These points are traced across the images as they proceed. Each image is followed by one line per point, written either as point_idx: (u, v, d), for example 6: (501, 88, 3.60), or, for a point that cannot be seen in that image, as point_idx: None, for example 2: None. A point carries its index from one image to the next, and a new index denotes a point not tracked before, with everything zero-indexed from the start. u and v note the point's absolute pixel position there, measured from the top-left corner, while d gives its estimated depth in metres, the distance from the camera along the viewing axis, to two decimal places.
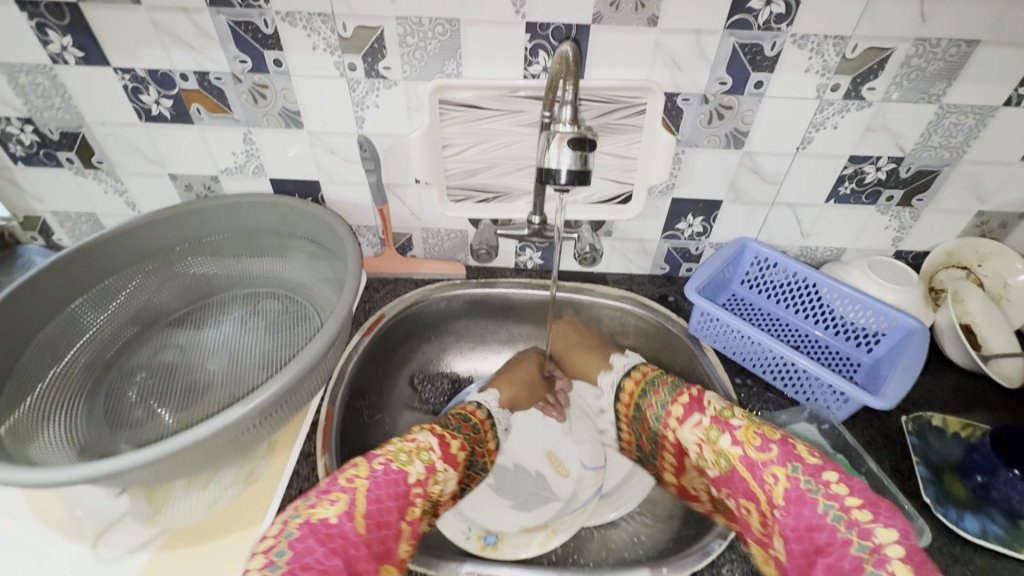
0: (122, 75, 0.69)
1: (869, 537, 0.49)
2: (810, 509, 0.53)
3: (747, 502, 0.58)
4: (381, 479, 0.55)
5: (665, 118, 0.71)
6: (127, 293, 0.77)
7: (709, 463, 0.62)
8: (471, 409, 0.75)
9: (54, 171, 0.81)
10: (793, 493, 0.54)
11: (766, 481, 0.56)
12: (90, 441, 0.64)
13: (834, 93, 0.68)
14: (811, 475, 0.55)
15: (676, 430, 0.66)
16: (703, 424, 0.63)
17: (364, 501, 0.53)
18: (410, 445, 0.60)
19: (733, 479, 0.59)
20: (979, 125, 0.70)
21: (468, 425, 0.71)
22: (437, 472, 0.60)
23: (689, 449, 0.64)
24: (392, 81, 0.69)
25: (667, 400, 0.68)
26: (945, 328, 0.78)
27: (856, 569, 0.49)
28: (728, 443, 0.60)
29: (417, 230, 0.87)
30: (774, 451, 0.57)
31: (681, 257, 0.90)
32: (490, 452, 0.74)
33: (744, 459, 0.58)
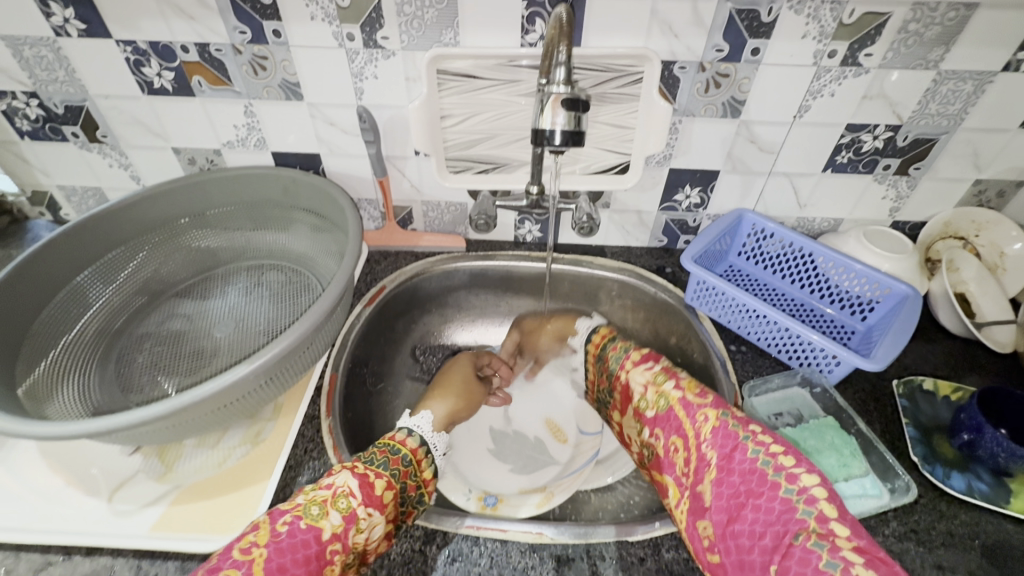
0: (124, 47, 0.70)
1: (796, 481, 0.50)
2: (740, 448, 0.54)
3: (677, 439, 0.60)
4: (285, 543, 0.48)
5: (662, 86, 0.71)
6: (135, 265, 0.79)
7: (648, 404, 0.64)
8: (399, 438, 0.62)
9: (60, 145, 0.82)
10: (723, 432, 0.56)
11: (697, 419, 0.58)
12: (103, 404, 0.66)
13: (831, 60, 0.68)
14: (741, 423, 0.57)
15: (628, 373, 0.68)
16: (653, 368, 0.66)
17: (263, 574, 0.46)
18: (324, 493, 0.53)
19: (669, 418, 0.61)
20: (977, 92, 0.70)
21: (396, 458, 0.59)
22: (358, 520, 0.52)
23: (634, 393, 0.67)
24: (391, 51, 0.69)
25: (625, 351, 0.71)
26: (939, 297, 0.79)
27: (785, 509, 0.49)
28: (671, 386, 0.63)
29: (417, 203, 0.88)
30: (710, 398, 0.60)
31: (679, 229, 0.90)
32: (428, 485, 0.61)
33: (681, 400, 0.61)
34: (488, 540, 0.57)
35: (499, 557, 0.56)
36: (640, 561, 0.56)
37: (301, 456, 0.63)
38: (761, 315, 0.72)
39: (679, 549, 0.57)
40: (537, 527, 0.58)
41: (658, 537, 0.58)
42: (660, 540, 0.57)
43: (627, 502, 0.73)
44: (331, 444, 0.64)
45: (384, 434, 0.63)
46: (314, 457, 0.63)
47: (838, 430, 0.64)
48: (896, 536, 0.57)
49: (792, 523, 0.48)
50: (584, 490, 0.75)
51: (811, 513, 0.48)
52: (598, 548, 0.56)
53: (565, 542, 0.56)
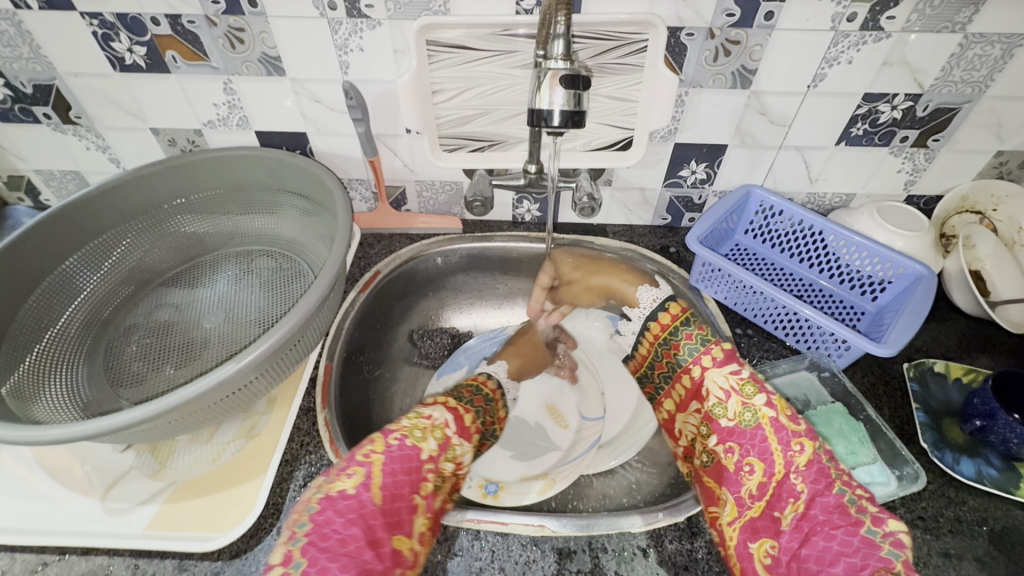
0: (90, 20, 0.65)
1: (881, 524, 0.48)
2: (831, 486, 0.51)
3: (756, 462, 0.55)
4: (395, 454, 0.53)
5: (667, 55, 0.67)
6: (120, 253, 0.76)
7: (728, 414, 0.58)
8: (482, 379, 0.75)
9: (32, 127, 0.78)
10: (819, 468, 0.52)
11: (790, 448, 0.54)
12: (92, 399, 0.65)
13: (850, 24, 0.63)
14: (832, 460, 0.54)
15: (706, 371, 0.62)
16: (740, 375, 0.59)
17: (380, 474, 0.52)
18: (425, 421, 0.58)
19: (753, 436, 0.56)
20: (1006, 57, 0.65)
21: (479, 395, 0.71)
22: (452, 447, 0.58)
23: (709, 395, 0.60)
24: (376, 21, 0.64)
25: (703, 343, 0.64)
26: (953, 275, 0.76)
27: (865, 545, 0.47)
28: (762, 401, 0.56)
29: (410, 183, 0.84)
30: (804, 426, 0.55)
31: (683, 206, 0.87)
32: (502, 422, 0.74)
33: (772, 421, 0.55)
34: (488, 534, 0.56)
35: (500, 551, 0.55)
36: (643, 553, 0.55)
37: (297, 450, 0.61)
38: (769, 297, 0.70)
39: (682, 540, 0.56)
40: (539, 519, 0.57)
41: (661, 528, 0.57)
42: (663, 531, 0.57)
43: (630, 487, 0.72)
44: (327, 436, 0.63)
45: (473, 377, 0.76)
46: (310, 451, 0.61)
47: (846, 416, 0.63)
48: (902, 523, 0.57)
49: (873, 559, 0.46)
50: (587, 475, 0.74)
51: (897, 556, 0.46)
52: (600, 540, 0.56)
53: (567, 534, 0.56)
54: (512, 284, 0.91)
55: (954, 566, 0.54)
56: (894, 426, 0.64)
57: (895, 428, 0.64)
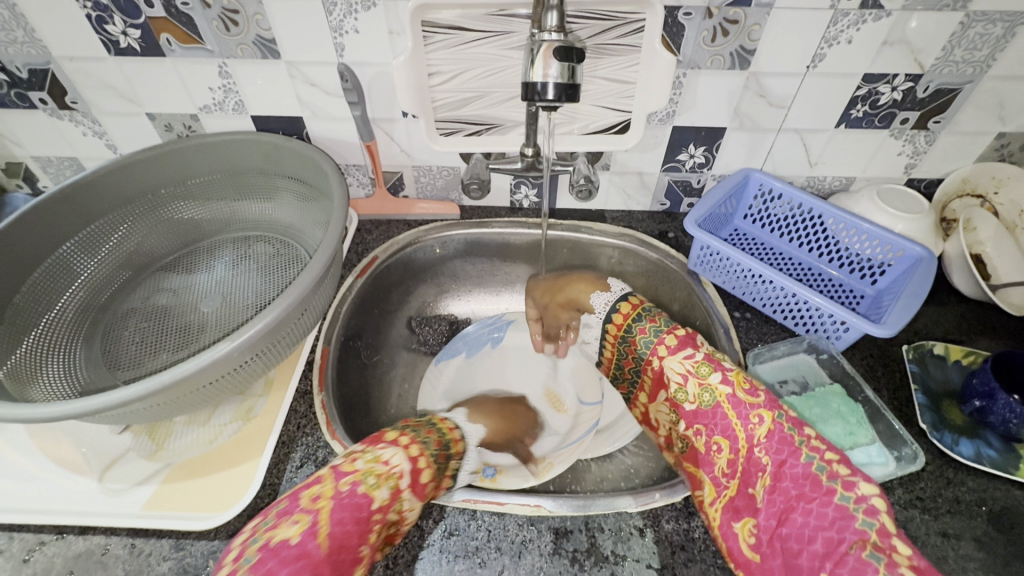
0: (83, 2, 0.65)
1: (853, 489, 0.48)
2: (796, 454, 0.51)
3: (721, 440, 0.56)
4: (345, 500, 0.50)
5: (665, 35, 0.66)
6: (117, 238, 0.76)
7: (689, 397, 0.60)
8: (445, 425, 0.65)
9: (29, 113, 0.78)
10: (780, 438, 0.52)
11: (750, 421, 0.54)
12: (90, 382, 0.65)
13: (850, 2, 0.62)
14: (797, 427, 0.53)
15: (663, 360, 0.64)
16: (695, 357, 0.61)
17: (326, 521, 0.48)
18: (382, 466, 0.53)
19: (714, 415, 0.57)
20: (1007, 36, 0.65)
21: (443, 448, 0.60)
22: (403, 499, 0.53)
23: (670, 381, 0.62)
24: (371, 2, 0.64)
25: (657, 333, 0.67)
26: (953, 258, 0.76)
27: (839, 515, 0.46)
28: (718, 379, 0.58)
29: (407, 169, 0.84)
30: (763, 397, 0.56)
31: (682, 191, 0.86)
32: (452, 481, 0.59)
33: (730, 398, 0.57)
34: (485, 514, 0.56)
35: (496, 531, 0.55)
36: (639, 531, 0.55)
37: (294, 432, 0.61)
38: (766, 279, 0.70)
39: (679, 520, 0.56)
40: (534, 500, 0.57)
41: (658, 507, 0.57)
42: (660, 511, 0.57)
43: (628, 471, 0.72)
44: (324, 418, 0.62)
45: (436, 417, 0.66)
46: (307, 433, 0.61)
47: (844, 397, 0.62)
48: (901, 503, 0.56)
49: (850, 531, 0.45)
50: (584, 460, 0.74)
51: (872, 525, 0.45)
52: (597, 520, 0.56)
53: (563, 514, 0.56)
54: (510, 271, 0.91)
55: (953, 546, 0.54)
56: (893, 407, 0.64)
57: (895, 409, 0.63)
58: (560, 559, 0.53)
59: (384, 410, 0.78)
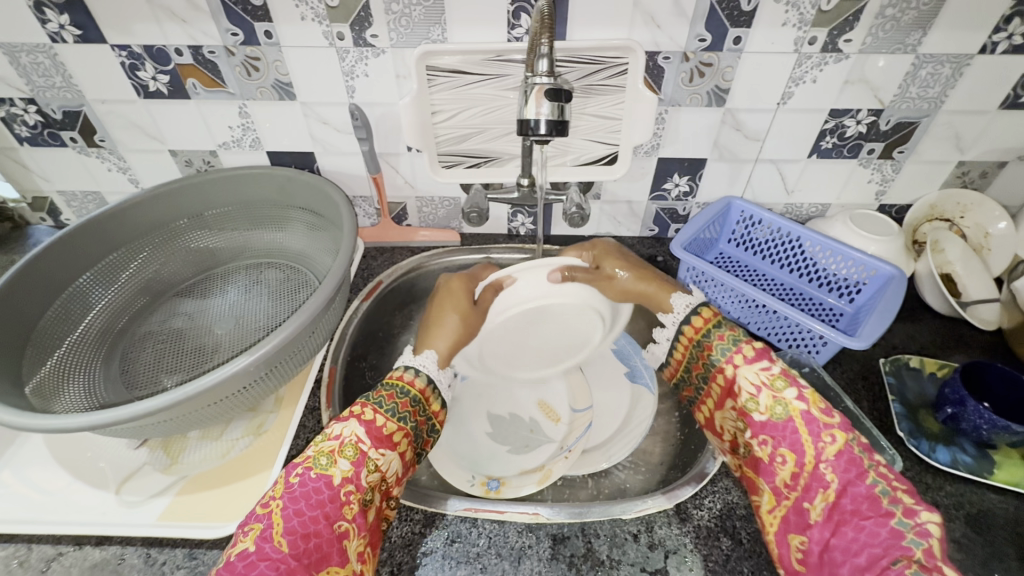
0: (119, 51, 0.71)
1: (913, 516, 0.48)
2: (863, 476, 0.51)
3: (788, 454, 0.55)
4: (297, 492, 0.51)
5: (647, 77, 0.73)
6: (136, 265, 0.81)
7: (760, 408, 0.57)
8: (398, 375, 0.64)
9: (59, 151, 0.84)
10: (848, 458, 0.52)
11: (822, 439, 0.53)
12: (109, 400, 0.68)
13: (812, 47, 0.69)
14: (867, 451, 0.53)
15: (737, 368, 0.61)
16: (771, 370, 0.59)
17: (282, 522, 0.49)
18: (332, 444, 0.54)
19: (784, 429, 0.56)
20: (956, 74, 0.71)
21: (404, 400, 0.61)
22: (368, 462, 0.54)
23: (741, 391, 0.59)
24: (380, 49, 0.71)
25: (734, 342, 0.63)
26: (923, 277, 0.81)
27: (891, 536, 0.48)
28: (792, 395, 0.56)
29: (411, 200, 0.90)
30: (837, 418, 0.55)
31: (669, 218, 0.92)
32: (439, 417, 0.65)
33: (803, 415, 0.55)
34: (485, 522, 0.59)
35: (496, 538, 0.57)
36: (633, 538, 0.57)
37: (303, 446, 0.65)
38: (749, 298, 0.74)
39: (671, 526, 0.58)
40: (533, 508, 0.59)
41: (651, 514, 0.59)
42: (653, 518, 0.59)
43: (623, 486, 0.74)
44: None
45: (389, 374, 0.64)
46: None
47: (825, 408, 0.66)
48: None
49: (895, 549, 0.47)
50: (579, 475, 0.75)
51: (919, 544, 0.46)
52: (593, 526, 0.58)
53: (560, 521, 0.58)
54: None
55: None
56: (873, 417, 0.67)
57: (874, 419, 0.67)
58: (558, 564, 0.55)
59: None
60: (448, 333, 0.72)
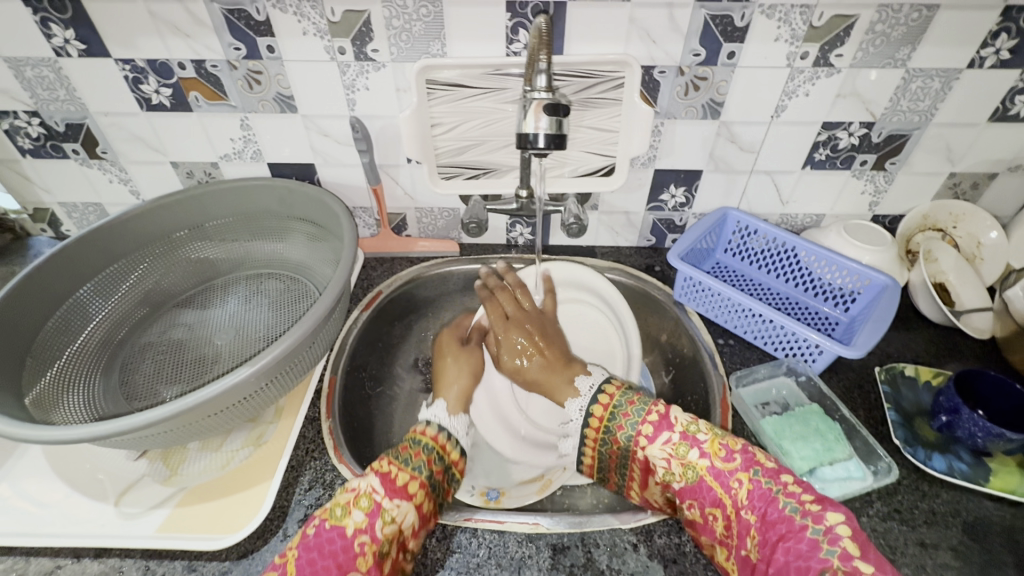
0: (123, 65, 0.72)
1: (822, 521, 0.48)
2: (774, 503, 0.50)
3: (714, 510, 0.54)
4: (311, 541, 0.50)
5: (643, 90, 0.74)
6: (136, 277, 0.81)
7: (674, 476, 0.56)
8: (420, 430, 0.63)
9: (61, 163, 0.85)
10: (759, 495, 0.51)
11: (731, 487, 0.53)
12: (108, 410, 0.68)
13: (804, 61, 0.71)
14: (774, 477, 0.53)
15: (645, 447, 0.59)
16: (673, 440, 0.57)
17: (296, 571, 0.48)
18: (348, 495, 0.53)
19: (700, 490, 0.54)
20: (945, 88, 0.73)
21: (428, 458, 0.59)
22: (383, 512, 0.52)
23: (654, 467, 0.58)
24: (381, 63, 0.72)
25: (640, 413, 0.61)
26: (917, 287, 0.82)
27: (812, 549, 0.47)
28: (696, 454, 0.55)
29: (410, 210, 0.91)
30: (738, 458, 0.54)
31: (666, 228, 0.93)
32: (457, 465, 0.63)
33: (710, 469, 0.54)
34: (485, 532, 0.59)
35: (497, 548, 0.58)
36: (633, 547, 0.58)
37: (303, 456, 0.65)
38: (746, 308, 0.75)
39: (671, 535, 0.59)
40: (533, 518, 0.60)
41: (651, 524, 0.59)
42: (652, 527, 0.59)
43: (622, 495, 0.74)
44: (332, 444, 0.66)
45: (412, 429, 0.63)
46: (315, 457, 0.65)
47: (822, 416, 0.66)
48: (880, 515, 0.59)
49: (816, 561, 0.46)
50: (578, 485, 0.75)
51: (834, 552, 0.46)
52: (593, 536, 0.58)
53: (560, 531, 0.58)
54: None
55: (930, 555, 0.56)
56: (870, 425, 0.68)
57: (871, 427, 0.67)
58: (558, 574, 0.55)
59: (387, 438, 0.80)
60: (455, 381, 0.74)
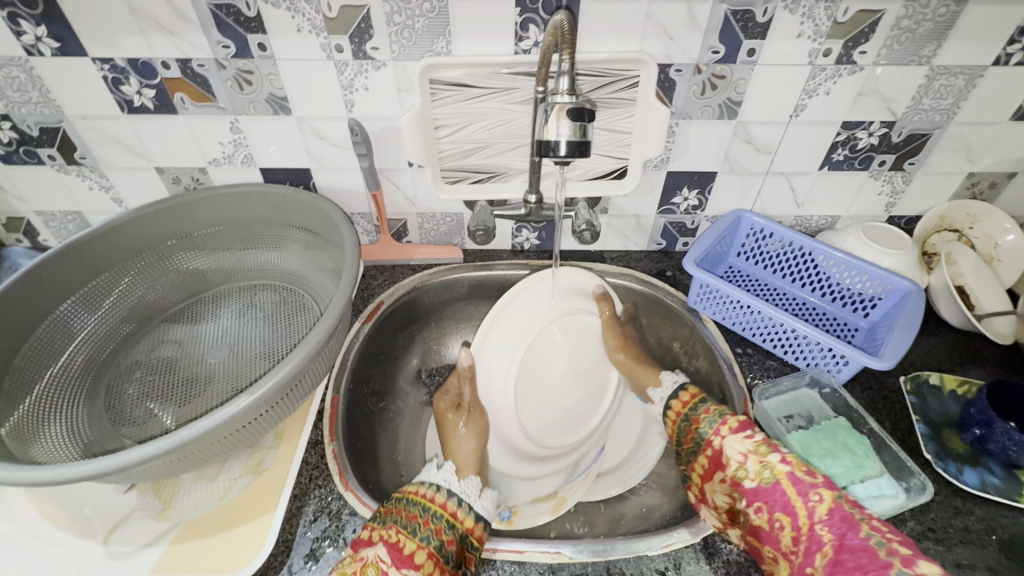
0: (101, 65, 0.67)
1: (913, 565, 0.44)
2: (856, 529, 0.48)
3: (783, 518, 0.52)
4: None
5: (658, 90, 0.71)
6: (120, 291, 0.76)
7: (748, 474, 0.56)
8: (427, 492, 0.59)
9: (36, 169, 0.79)
10: (841, 516, 0.49)
11: (810, 499, 0.51)
12: (93, 438, 0.64)
13: (826, 59, 0.68)
14: (859, 507, 0.50)
15: (723, 439, 0.60)
16: (755, 438, 0.58)
17: None
18: (355, 565, 0.51)
19: (774, 493, 0.54)
20: (969, 86, 0.70)
21: (439, 528, 0.56)
22: None
23: (729, 461, 0.58)
24: (381, 62, 0.67)
25: (721, 414, 0.63)
26: (939, 290, 0.79)
27: None
28: (777, 458, 0.55)
29: (411, 216, 0.86)
30: (822, 476, 0.53)
31: (677, 231, 0.90)
32: (473, 530, 0.57)
33: (789, 475, 0.54)
34: (505, 563, 0.56)
35: None
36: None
37: (306, 484, 0.61)
38: (766, 316, 0.72)
39: (700, 562, 0.56)
40: (555, 546, 0.57)
41: (678, 549, 0.57)
42: (680, 553, 0.57)
43: (641, 512, 0.71)
44: (337, 468, 0.62)
45: (412, 487, 0.59)
46: (320, 485, 0.61)
47: (850, 430, 0.64)
48: (915, 535, 0.57)
49: None
50: (593, 501, 0.74)
51: None
52: (619, 564, 0.56)
53: (583, 560, 0.56)
54: None
55: None
56: (897, 438, 0.65)
57: (899, 440, 0.65)
58: None
59: (392, 457, 0.76)
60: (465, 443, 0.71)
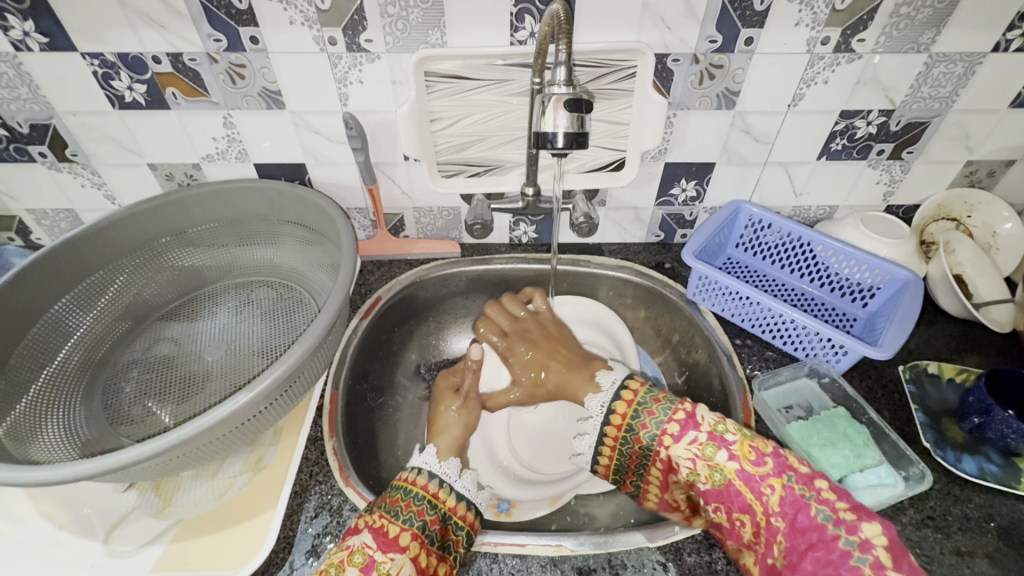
0: (91, 60, 0.66)
1: (857, 533, 0.47)
2: (805, 509, 0.50)
3: (742, 515, 0.53)
4: None
5: (655, 80, 0.70)
6: (115, 290, 0.75)
7: (700, 478, 0.55)
8: (410, 478, 0.59)
9: (27, 167, 0.78)
10: (791, 501, 0.50)
11: (764, 494, 0.52)
12: (91, 437, 0.63)
13: (825, 47, 0.67)
14: (806, 482, 0.52)
15: (669, 447, 0.58)
16: (699, 440, 0.56)
17: None
18: (342, 554, 0.50)
19: (728, 495, 0.54)
20: (968, 74, 0.70)
21: (420, 509, 0.56)
22: (378, 566, 0.49)
23: (680, 468, 0.57)
24: (375, 54, 0.67)
25: (664, 415, 0.59)
26: (937, 279, 0.79)
27: (843, 557, 0.46)
28: (724, 457, 0.54)
29: (408, 210, 0.86)
30: (769, 463, 0.53)
31: (675, 223, 0.89)
32: (458, 511, 0.58)
33: (739, 473, 0.53)
34: (506, 557, 0.57)
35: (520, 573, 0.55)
36: (663, 567, 0.55)
37: (306, 480, 0.61)
38: (765, 307, 0.72)
39: (700, 552, 0.56)
40: (556, 539, 0.57)
41: (679, 541, 0.57)
42: (680, 544, 0.57)
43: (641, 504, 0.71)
44: (337, 464, 0.62)
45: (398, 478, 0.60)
46: (320, 481, 0.61)
47: (849, 420, 0.64)
48: (914, 524, 0.57)
49: (847, 569, 0.46)
50: (593, 494, 0.73)
51: (866, 561, 0.45)
52: (620, 556, 0.56)
53: (585, 553, 0.56)
54: None
55: (968, 564, 0.54)
56: (896, 427, 0.66)
57: (897, 429, 0.65)
58: None
59: (392, 452, 0.76)
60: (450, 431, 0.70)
